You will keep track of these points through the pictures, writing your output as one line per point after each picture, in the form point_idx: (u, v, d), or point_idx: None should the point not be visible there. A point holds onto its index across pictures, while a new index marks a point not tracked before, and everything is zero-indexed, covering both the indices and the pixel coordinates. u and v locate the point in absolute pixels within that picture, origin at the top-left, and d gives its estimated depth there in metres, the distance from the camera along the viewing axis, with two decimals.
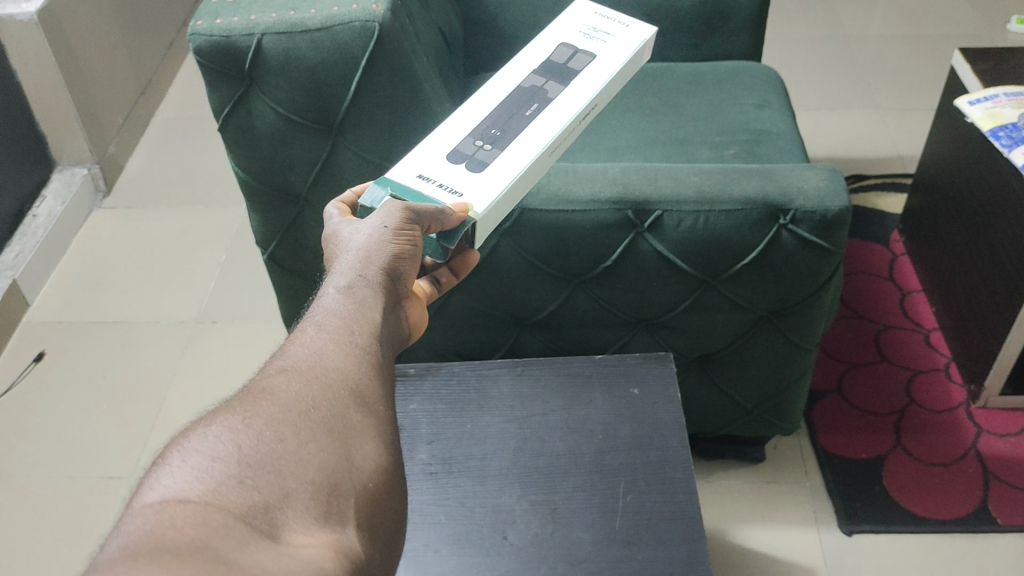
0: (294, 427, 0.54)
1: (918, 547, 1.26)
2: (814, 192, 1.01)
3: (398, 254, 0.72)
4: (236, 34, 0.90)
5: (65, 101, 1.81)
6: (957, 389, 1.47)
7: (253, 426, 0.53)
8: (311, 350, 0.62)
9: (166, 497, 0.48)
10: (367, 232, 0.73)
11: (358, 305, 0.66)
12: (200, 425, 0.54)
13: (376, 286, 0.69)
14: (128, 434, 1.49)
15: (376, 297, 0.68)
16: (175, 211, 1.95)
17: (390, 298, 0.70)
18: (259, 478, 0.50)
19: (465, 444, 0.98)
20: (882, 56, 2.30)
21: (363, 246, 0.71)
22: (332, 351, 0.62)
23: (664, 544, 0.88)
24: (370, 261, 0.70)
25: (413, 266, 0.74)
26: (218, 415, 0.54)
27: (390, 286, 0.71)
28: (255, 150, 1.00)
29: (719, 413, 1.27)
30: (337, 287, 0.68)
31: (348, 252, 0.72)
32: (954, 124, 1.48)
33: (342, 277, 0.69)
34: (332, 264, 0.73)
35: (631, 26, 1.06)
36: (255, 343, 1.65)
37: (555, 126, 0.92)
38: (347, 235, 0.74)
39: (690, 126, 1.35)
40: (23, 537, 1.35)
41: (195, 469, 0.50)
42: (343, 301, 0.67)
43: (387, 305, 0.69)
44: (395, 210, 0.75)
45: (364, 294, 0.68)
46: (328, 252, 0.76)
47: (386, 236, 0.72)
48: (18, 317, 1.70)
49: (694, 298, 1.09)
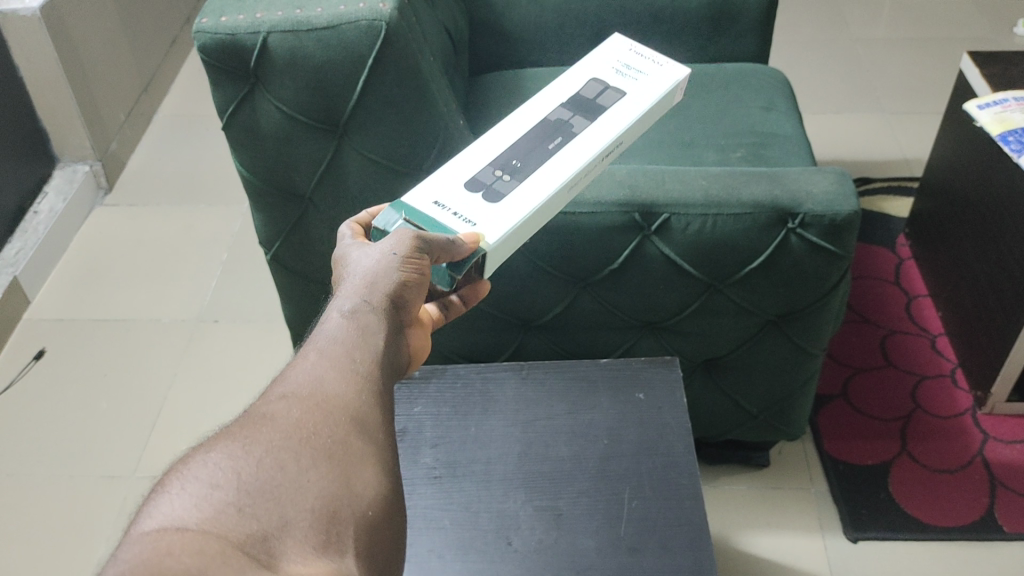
0: (294, 454, 0.53)
1: (924, 555, 1.25)
2: (823, 196, 1.00)
3: (403, 281, 0.70)
4: (241, 32, 0.89)
5: (67, 97, 1.80)
6: (963, 395, 1.45)
7: (253, 453, 0.52)
8: (311, 377, 0.60)
9: (165, 524, 0.47)
10: (376, 257, 0.71)
11: (360, 332, 0.65)
12: (200, 452, 0.53)
13: (380, 312, 0.68)
14: (128, 434, 1.48)
15: (379, 323, 0.67)
16: (177, 209, 1.94)
17: (393, 324, 0.68)
18: (258, 506, 0.49)
19: (470, 449, 0.97)
20: (887, 58, 2.29)
21: (370, 271, 0.70)
22: (333, 377, 0.60)
23: (669, 552, 0.87)
24: (375, 287, 0.69)
25: (422, 292, 0.72)
26: (218, 441, 0.53)
27: (395, 312, 0.69)
28: (259, 149, 0.98)
29: (724, 418, 1.25)
30: (342, 313, 0.67)
31: (354, 276, 0.70)
32: (961, 129, 1.48)
33: (346, 301, 0.68)
34: (338, 285, 0.71)
35: (666, 65, 1.00)
36: (258, 342, 1.64)
37: (576, 162, 0.89)
38: (355, 257, 0.73)
39: (697, 128, 1.34)
40: (22, 538, 1.34)
41: (194, 496, 0.49)
42: (345, 325, 0.65)
43: (392, 332, 0.67)
44: (406, 236, 0.73)
45: (367, 321, 0.66)
46: (336, 274, 0.75)
47: (393, 263, 0.71)
48: (18, 314, 1.69)
49: (701, 301, 1.08)
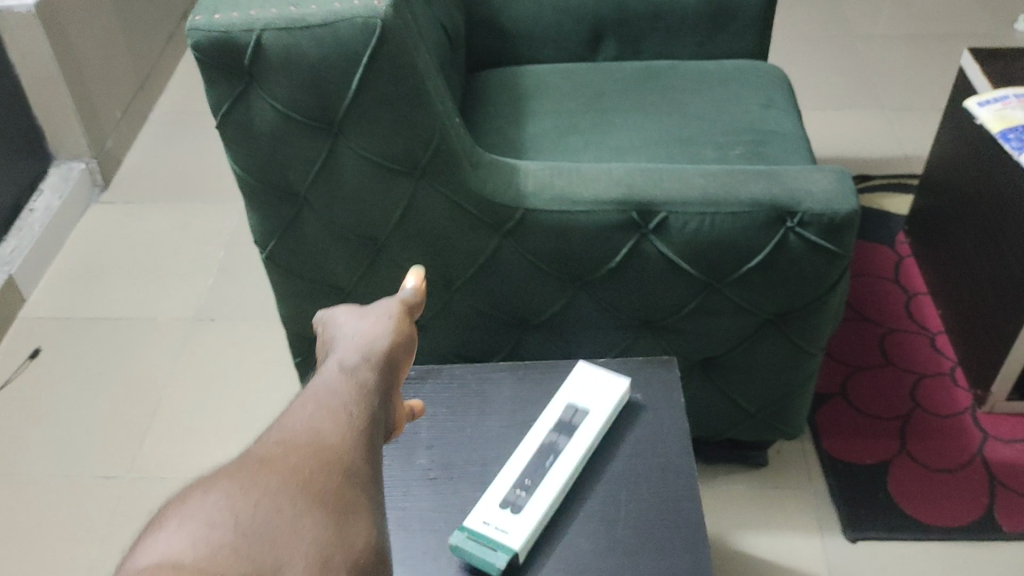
0: (293, 497, 0.50)
1: (923, 555, 1.25)
2: (822, 194, 1.00)
3: (397, 339, 0.71)
4: (235, 29, 0.88)
5: (62, 94, 1.79)
6: (963, 393, 1.45)
7: (251, 492, 0.50)
8: (308, 420, 0.58)
9: (159, 561, 0.45)
10: (370, 319, 0.73)
11: (358, 385, 0.64)
12: (199, 492, 0.50)
13: (377, 368, 0.67)
14: (123, 434, 1.48)
15: (377, 378, 0.66)
16: (173, 207, 1.93)
17: (388, 382, 0.67)
18: (251, 552, 0.47)
19: (466, 449, 0.96)
20: (887, 54, 2.28)
21: (367, 330, 0.71)
22: (328, 422, 0.58)
23: (666, 554, 0.86)
24: (371, 344, 0.69)
25: (414, 355, 0.73)
26: (219, 480, 0.51)
27: (389, 371, 0.68)
28: (253, 147, 0.97)
29: (722, 417, 1.25)
30: (340, 368, 0.66)
31: (349, 337, 0.71)
32: (961, 126, 1.47)
33: (343, 358, 0.68)
34: (330, 351, 0.71)
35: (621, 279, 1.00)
36: (254, 341, 1.63)
37: None
38: (347, 321, 0.74)
39: (695, 125, 1.33)
40: (17, 538, 1.34)
41: (191, 534, 0.47)
42: (343, 378, 0.64)
43: (388, 388, 0.66)
44: (393, 301, 0.75)
45: (365, 374, 0.65)
46: (322, 343, 0.75)
47: (387, 322, 0.72)
48: (14, 313, 1.68)
49: (700, 301, 1.07)
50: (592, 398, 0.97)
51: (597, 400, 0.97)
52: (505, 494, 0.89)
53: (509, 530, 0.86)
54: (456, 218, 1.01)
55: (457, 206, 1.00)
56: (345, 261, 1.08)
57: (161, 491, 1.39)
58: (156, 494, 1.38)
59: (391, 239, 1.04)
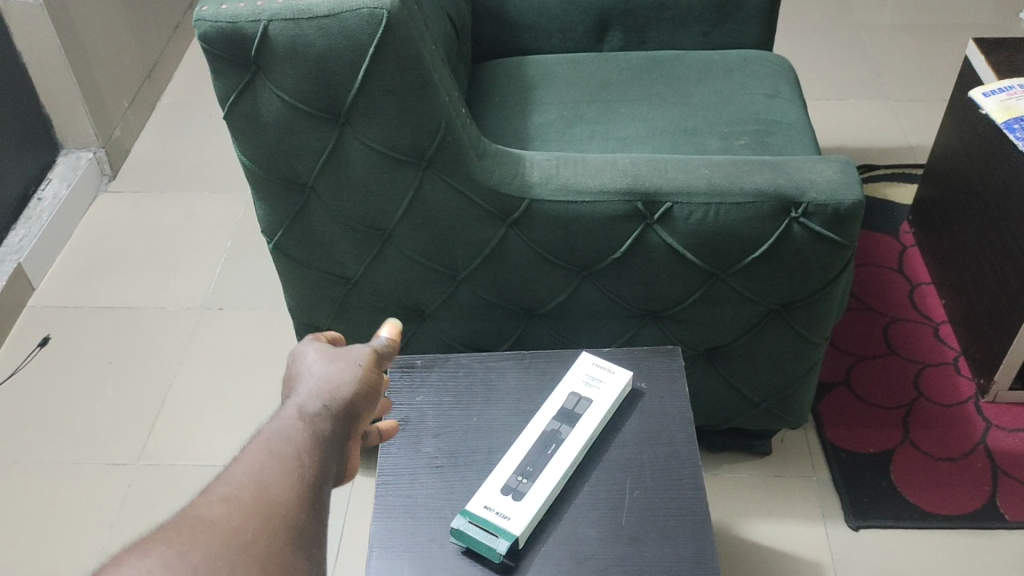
0: (228, 565, 0.56)
1: (925, 543, 1.26)
2: (826, 184, 1.00)
3: (361, 387, 0.74)
4: (242, 20, 0.89)
5: (70, 85, 1.80)
6: (966, 383, 1.45)
7: (188, 560, 0.55)
8: (257, 473, 0.63)
9: None
10: (339, 363, 0.75)
11: (313, 438, 0.68)
12: (138, 553, 0.54)
13: (334, 419, 0.70)
14: (132, 422, 1.49)
15: (332, 431, 0.70)
16: (180, 197, 1.94)
17: (344, 432, 0.71)
18: None
19: (473, 437, 0.97)
20: (894, 44, 2.28)
21: (333, 376, 0.73)
22: (277, 481, 0.63)
23: (670, 542, 0.88)
24: (335, 391, 0.72)
25: (377, 406, 0.76)
26: (156, 542, 0.56)
27: (348, 420, 0.72)
28: (261, 138, 0.98)
29: (726, 407, 1.25)
30: (301, 414, 0.70)
31: (314, 378, 0.74)
32: (966, 117, 1.47)
33: (305, 403, 0.71)
34: (293, 388, 0.74)
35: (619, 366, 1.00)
36: (260, 331, 1.64)
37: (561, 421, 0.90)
38: (317, 358, 0.76)
39: (701, 115, 1.33)
40: (27, 525, 1.35)
41: None
42: (301, 428, 0.68)
43: (343, 442, 0.70)
44: (365, 349, 0.76)
45: (320, 426, 0.69)
46: (290, 372, 0.77)
47: (355, 370, 0.74)
48: (23, 301, 1.70)
49: (704, 291, 1.08)
50: (596, 387, 0.98)
51: (601, 389, 0.98)
52: (510, 482, 0.90)
53: (514, 516, 0.87)
54: (462, 208, 1.02)
55: (463, 196, 1.01)
56: (351, 251, 1.08)
57: (170, 479, 1.40)
58: (165, 482, 1.40)
59: (397, 229, 1.05)
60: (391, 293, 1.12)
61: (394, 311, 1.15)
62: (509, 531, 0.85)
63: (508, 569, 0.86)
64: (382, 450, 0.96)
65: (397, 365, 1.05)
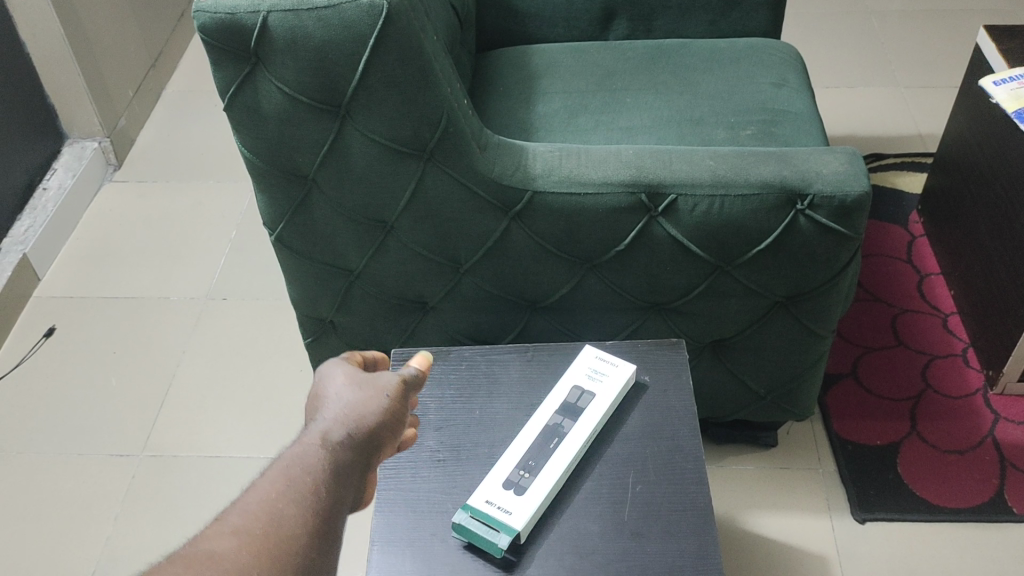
0: None
1: (932, 536, 1.25)
2: (832, 176, 0.99)
3: (385, 418, 0.73)
4: (241, 11, 0.88)
5: (74, 74, 1.80)
6: (975, 374, 1.44)
7: None
8: (268, 504, 0.62)
9: None
10: (368, 390, 0.74)
11: (332, 469, 0.67)
12: None
13: (355, 450, 0.69)
14: (136, 412, 1.49)
15: (351, 463, 0.69)
16: (185, 187, 1.93)
17: (362, 464, 0.70)
18: None
19: (474, 431, 0.97)
20: (904, 31, 2.25)
21: (358, 403, 0.73)
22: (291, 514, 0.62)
23: (673, 537, 0.87)
24: (359, 420, 0.71)
25: (398, 438, 0.75)
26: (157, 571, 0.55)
27: (367, 452, 0.71)
28: (261, 129, 0.97)
29: (732, 399, 1.24)
30: (324, 441, 0.68)
31: (341, 403, 0.73)
32: (977, 105, 1.45)
33: (329, 430, 0.70)
34: (317, 411, 0.73)
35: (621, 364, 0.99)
36: (265, 321, 1.64)
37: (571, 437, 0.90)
38: (344, 381, 0.75)
39: (707, 104, 1.32)
40: (33, 516, 1.36)
41: None
42: (321, 457, 0.67)
43: (361, 474, 0.69)
44: (397, 377, 0.77)
45: (340, 458, 0.68)
46: (315, 392, 0.76)
47: (381, 400, 0.74)
48: (29, 292, 1.70)
49: (708, 283, 1.07)
50: (599, 380, 0.97)
51: (604, 382, 0.97)
52: (511, 476, 0.89)
53: (515, 511, 0.86)
54: (465, 200, 1.01)
55: (465, 188, 1.00)
56: (353, 243, 1.07)
57: (175, 470, 1.40)
58: (170, 473, 1.40)
59: (399, 221, 1.04)
60: (393, 286, 1.12)
61: (397, 304, 1.14)
62: (510, 526, 0.85)
63: (510, 563, 0.85)
64: None
65: (399, 358, 1.05)
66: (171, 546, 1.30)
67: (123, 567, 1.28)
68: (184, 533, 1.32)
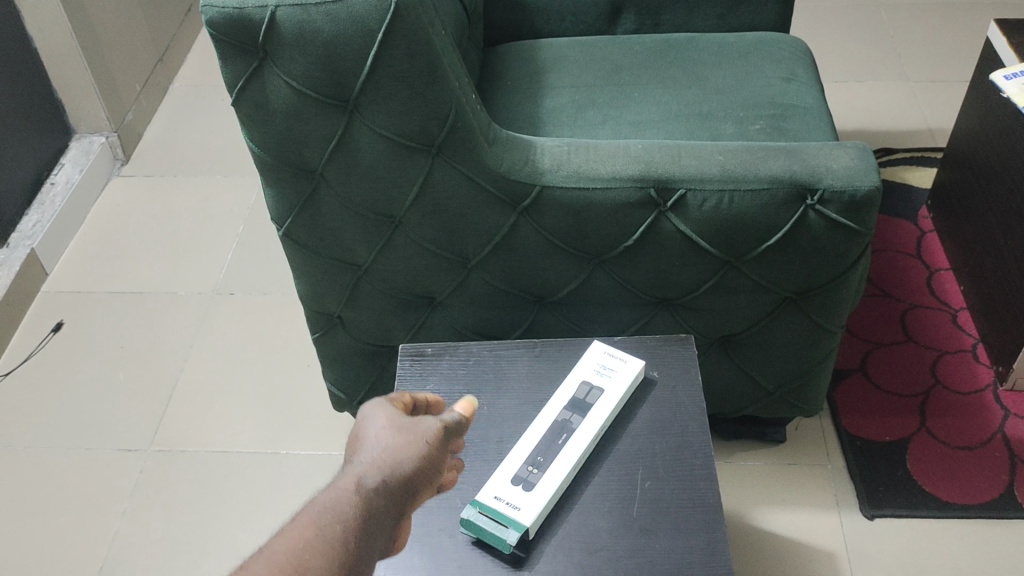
0: None
1: (942, 533, 1.24)
2: (842, 171, 0.99)
3: (422, 464, 0.71)
4: (249, 6, 0.87)
5: (82, 69, 1.80)
6: (984, 370, 1.44)
7: None
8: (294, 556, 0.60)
9: None
10: (407, 435, 0.73)
11: (365, 514, 0.65)
12: None
13: (389, 496, 0.68)
14: (144, 407, 1.49)
15: (385, 509, 0.67)
16: (192, 181, 1.93)
17: (395, 511, 0.68)
18: None
19: (482, 427, 0.97)
20: (913, 24, 2.24)
21: (395, 447, 0.71)
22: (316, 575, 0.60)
23: (682, 533, 0.87)
24: (396, 465, 0.69)
25: (435, 485, 0.73)
26: None
27: (402, 497, 0.69)
28: (269, 125, 0.96)
29: (740, 395, 1.24)
30: (359, 484, 0.67)
31: (380, 447, 0.71)
32: (989, 100, 1.45)
33: (365, 474, 0.68)
34: (355, 453, 0.72)
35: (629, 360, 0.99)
36: (272, 316, 1.64)
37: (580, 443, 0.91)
38: (383, 425, 0.74)
39: (716, 99, 1.31)
40: (41, 510, 1.36)
41: None
42: (355, 501, 0.65)
43: (394, 521, 0.67)
44: (437, 422, 0.75)
45: (374, 503, 0.66)
46: (355, 435, 0.75)
47: (420, 445, 0.72)
48: (37, 287, 1.70)
49: (718, 279, 1.06)
50: (607, 376, 0.97)
51: (613, 378, 0.97)
52: (519, 472, 0.89)
53: (524, 507, 0.86)
54: (473, 195, 1.01)
55: (474, 183, 1.00)
56: (361, 239, 1.07)
57: (183, 465, 1.40)
58: (178, 468, 1.40)
59: (408, 216, 1.03)
60: (401, 282, 1.11)
61: (405, 299, 1.14)
62: (519, 522, 0.85)
63: (518, 559, 0.85)
64: None
65: (407, 354, 1.04)
66: (180, 542, 1.31)
67: (132, 562, 1.29)
68: (192, 529, 1.32)
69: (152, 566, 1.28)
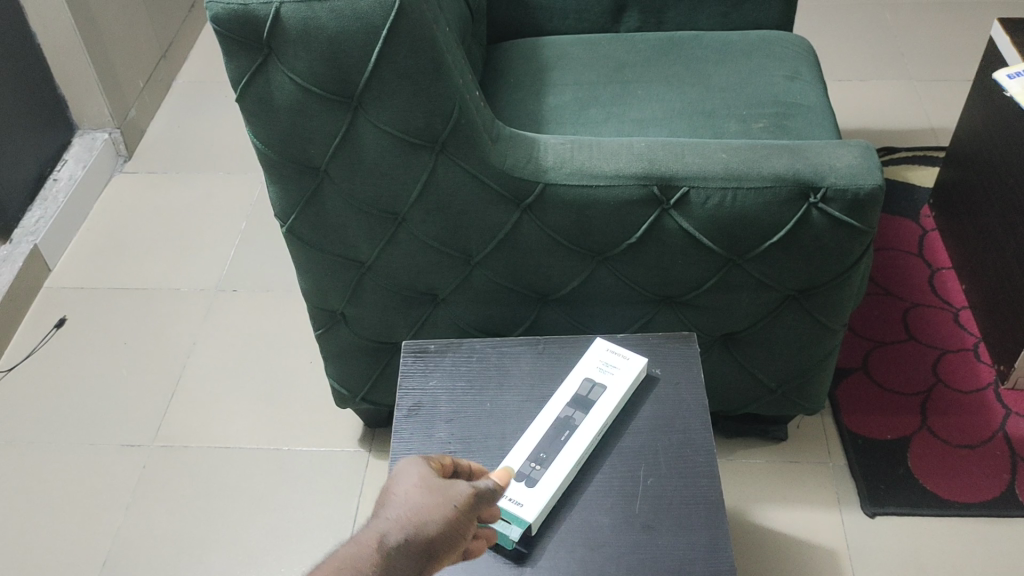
0: None
1: (942, 532, 1.25)
2: (846, 169, 0.99)
3: (446, 528, 0.72)
4: (254, 2, 0.87)
5: (85, 66, 1.80)
6: (986, 369, 1.44)
7: None
8: None
9: None
10: (436, 496, 0.73)
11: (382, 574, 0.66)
12: None
13: (409, 557, 0.69)
14: (147, 403, 1.49)
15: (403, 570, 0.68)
16: (195, 177, 1.94)
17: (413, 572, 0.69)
18: None
19: (484, 423, 0.97)
20: (916, 23, 2.24)
21: (420, 507, 0.72)
22: None
23: (684, 530, 0.87)
24: (420, 527, 0.70)
25: (458, 549, 0.74)
26: None
27: (422, 559, 0.70)
28: (273, 121, 0.96)
29: (742, 393, 1.24)
30: (381, 542, 0.68)
31: (406, 505, 0.72)
32: (992, 98, 1.45)
33: (388, 531, 0.69)
34: (383, 507, 0.73)
35: (632, 357, 0.99)
36: (275, 312, 1.64)
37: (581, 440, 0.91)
38: (414, 481, 0.75)
39: (718, 97, 1.31)
40: (44, 505, 1.36)
41: None
42: (375, 558, 0.67)
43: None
44: (469, 488, 0.76)
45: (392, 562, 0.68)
46: (387, 487, 0.76)
47: (446, 508, 0.73)
48: (39, 283, 1.70)
49: (720, 277, 1.07)
50: (610, 373, 0.97)
51: (615, 375, 0.97)
52: (523, 468, 0.89)
53: (527, 503, 0.86)
54: (477, 192, 1.01)
55: (477, 180, 1.00)
56: (365, 236, 1.07)
57: (185, 461, 1.40)
58: (181, 464, 1.40)
59: (411, 213, 1.04)
60: (405, 278, 1.11)
61: (409, 296, 1.14)
62: (522, 518, 0.85)
63: (521, 556, 0.85)
64: (394, 435, 0.96)
65: (410, 350, 1.05)
66: (183, 537, 1.31)
67: (135, 557, 1.29)
68: (195, 524, 1.33)
69: (155, 561, 1.28)
